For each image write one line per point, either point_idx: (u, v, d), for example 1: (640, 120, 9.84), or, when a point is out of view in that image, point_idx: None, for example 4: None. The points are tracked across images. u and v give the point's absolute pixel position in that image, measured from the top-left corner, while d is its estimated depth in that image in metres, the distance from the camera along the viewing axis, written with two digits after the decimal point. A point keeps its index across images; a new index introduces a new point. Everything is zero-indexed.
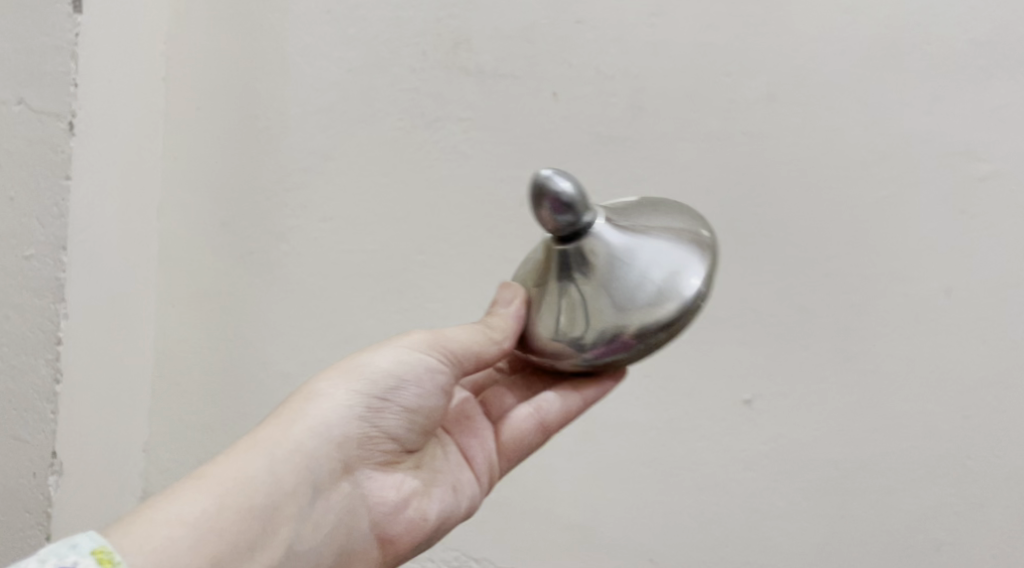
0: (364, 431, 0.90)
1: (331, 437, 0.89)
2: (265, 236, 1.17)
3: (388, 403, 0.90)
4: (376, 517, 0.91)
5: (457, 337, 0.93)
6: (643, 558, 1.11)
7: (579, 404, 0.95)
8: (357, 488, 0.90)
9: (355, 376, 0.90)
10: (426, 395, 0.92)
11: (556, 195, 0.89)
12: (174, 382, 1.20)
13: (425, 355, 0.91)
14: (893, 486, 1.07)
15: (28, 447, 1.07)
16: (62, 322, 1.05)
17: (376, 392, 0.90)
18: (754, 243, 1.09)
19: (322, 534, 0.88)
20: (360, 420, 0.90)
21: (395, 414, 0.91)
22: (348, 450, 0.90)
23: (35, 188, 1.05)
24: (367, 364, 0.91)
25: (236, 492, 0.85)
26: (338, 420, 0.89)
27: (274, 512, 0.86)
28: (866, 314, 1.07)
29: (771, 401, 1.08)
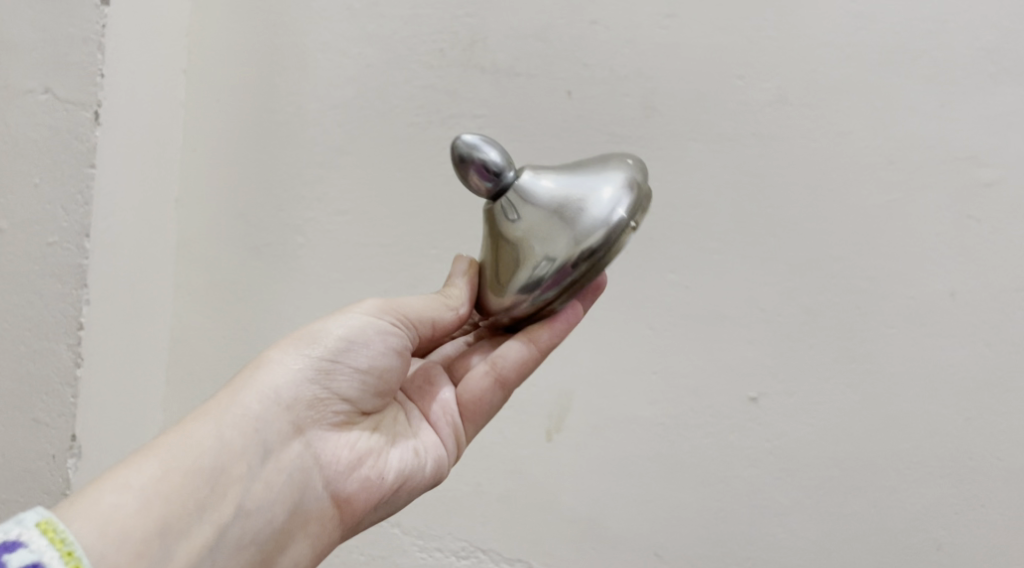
0: (315, 393, 0.91)
1: (281, 399, 0.90)
2: (281, 227, 1.19)
3: (337, 365, 0.92)
4: (329, 476, 0.91)
5: (411, 304, 0.95)
6: (648, 552, 1.12)
7: (535, 353, 0.95)
8: (311, 449, 0.91)
9: (304, 341, 0.92)
10: (377, 357, 0.93)
11: (483, 163, 0.90)
12: (190, 371, 1.20)
13: (377, 317, 0.93)
14: (895, 485, 1.08)
15: (48, 431, 1.08)
16: (85, 309, 1.06)
17: (326, 354, 0.92)
18: (763, 243, 1.10)
19: (274, 494, 0.88)
20: (309, 381, 0.91)
21: (346, 375, 0.92)
22: (299, 412, 0.91)
23: (60, 177, 1.06)
24: (316, 329, 0.93)
25: (185, 456, 0.86)
26: (288, 382, 0.90)
27: (226, 471, 0.87)
28: (871, 315, 1.09)
29: (777, 399, 1.10)
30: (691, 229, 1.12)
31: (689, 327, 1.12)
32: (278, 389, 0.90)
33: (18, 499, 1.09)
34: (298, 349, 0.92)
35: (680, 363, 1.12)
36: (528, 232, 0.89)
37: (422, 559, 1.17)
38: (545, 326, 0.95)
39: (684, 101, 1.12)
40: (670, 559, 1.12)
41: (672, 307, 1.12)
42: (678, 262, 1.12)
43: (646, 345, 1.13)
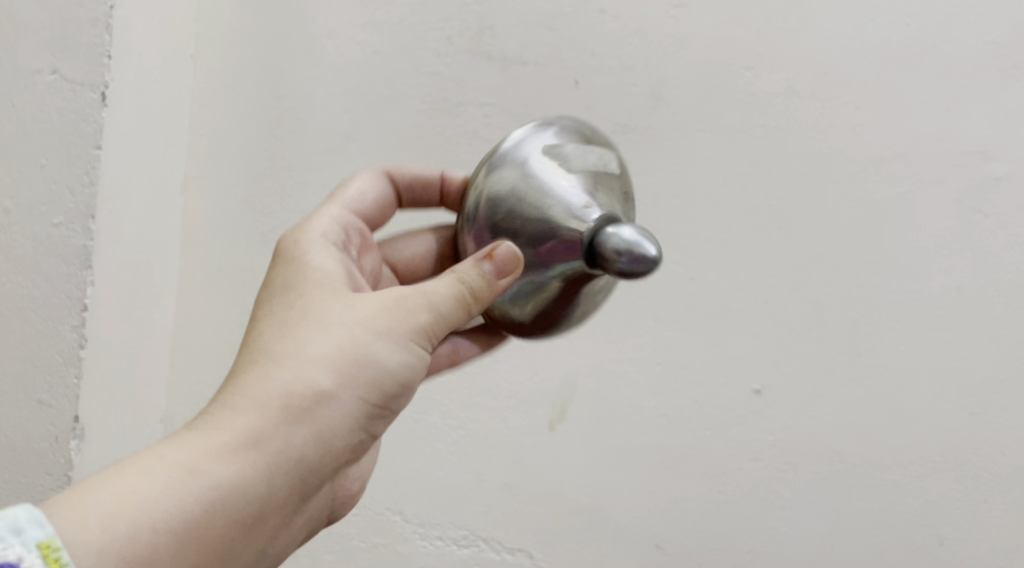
0: (358, 435, 0.84)
1: (329, 442, 0.82)
2: (287, 213, 1.19)
3: (385, 410, 0.85)
4: (332, 496, 0.87)
5: (443, 316, 0.84)
6: (649, 544, 1.12)
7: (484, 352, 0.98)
8: (330, 485, 0.86)
9: (360, 371, 0.82)
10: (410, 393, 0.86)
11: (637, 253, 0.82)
12: (195, 355, 1.19)
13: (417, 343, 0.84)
14: (898, 481, 1.08)
15: (51, 412, 1.06)
16: (90, 290, 1.06)
17: (382, 395, 0.84)
18: (769, 236, 1.10)
19: (296, 533, 0.84)
20: (360, 424, 0.83)
21: (386, 418, 0.86)
22: (340, 456, 0.84)
23: (66, 158, 1.06)
24: (372, 351, 0.82)
25: (228, 505, 0.78)
26: (344, 427, 0.82)
27: (266, 523, 0.80)
28: (877, 310, 1.08)
29: (780, 392, 1.10)
30: (697, 221, 1.11)
31: (693, 318, 1.11)
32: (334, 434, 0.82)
33: (20, 479, 1.07)
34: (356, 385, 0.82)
35: (684, 355, 1.12)
36: (585, 284, 0.87)
37: (423, 548, 1.17)
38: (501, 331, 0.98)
39: (692, 92, 1.11)
40: (673, 551, 1.12)
41: (676, 298, 1.12)
42: (684, 253, 1.12)
43: (649, 337, 1.13)
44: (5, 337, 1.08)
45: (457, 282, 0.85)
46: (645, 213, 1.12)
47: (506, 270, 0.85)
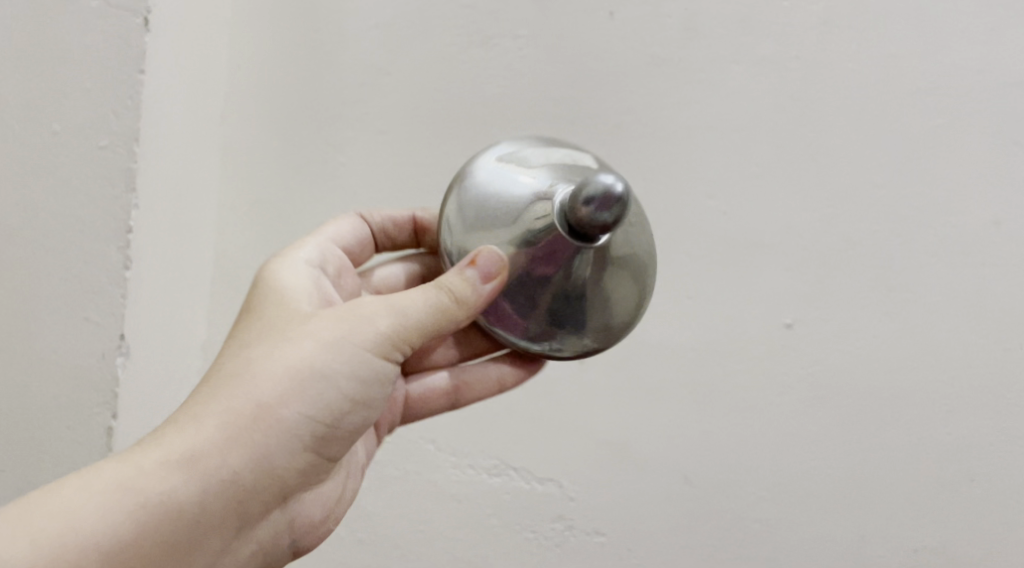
0: (306, 463, 0.91)
1: (270, 463, 0.89)
2: (323, 146, 1.20)
3: (336, 430, 0.91)
4: (295, 538, 0.94)
5: (422, 333, 0.90)
6: (677, 475, 1.14)
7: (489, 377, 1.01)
8: (286, 514, 0.92)
9: (317, 404, 0.89)
10: (374, 414, 0.93)
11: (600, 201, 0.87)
12: (233, 286, 1.21)
13: (394, 358, 0.91)
14: (930, 416, 1.09)
15: (95, 330, 1.08)
16: (133, 213, 1.07)
17: (332, 419, 0.90)
18: (803, 169, 1.10)
19: (241, 559, 0.90)
20: (310, 449, 0.90)
21: (342, 438, 0.92)
22: (287, 483, 0.90)
23: (110, 82, 1.07)
24: (336, 389, 0.89)
25: (167, 516, 0.85)
26: (289, 448, 0.89)
27: (212, 532, 0.87)
28: (912, 244, 1.08)
29: (812, 325, 1.11)
30: (731, 155, 1.11)
31: (725, 252, 1.12)
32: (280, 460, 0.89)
33: (66, 394, 1.08)
34: (314, 417, 0.89)
35: (716, 291, 1.12)
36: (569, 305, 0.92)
37: (454, 477, 1.19)
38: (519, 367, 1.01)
39: (729, 23, 1.11)
40: (702, 483, 1.13)
41: (710, 233, 1.12)
42: (717, 187, 1.12)
43: (679, 271, 1.13)
44: (48, 257, 1.08)
45: (436, 283, 0.90)
46: (679, 146, 1.12)
47: (491, 275, 0.90)
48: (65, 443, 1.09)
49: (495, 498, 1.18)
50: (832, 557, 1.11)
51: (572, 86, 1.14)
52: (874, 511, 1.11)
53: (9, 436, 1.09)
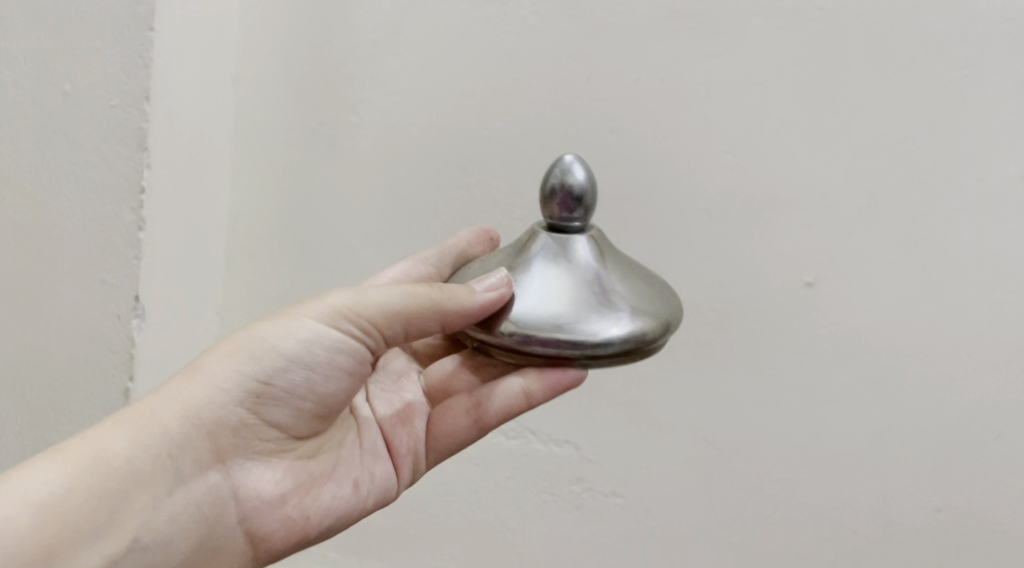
0: (242, 421, 0.92)
1: (202, 418, 0.90)
2: (334, 107, 1.18)
3: (270, 388, 0.91)
4: (243, 513, 0.93)
5: (390, 315, 0.90)
6: (696, 435, 1.13)
7: (516, 396, 0.96)
8: (230, 480, 0.92)
9: (246, 360, 0.91)
10: (318, 380, 0.92)
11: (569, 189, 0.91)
12: (250, 249, 1.22)
13: (351, 330, 0.91)
14: (954, 375, 1.08)
15: (111, 293, 1.07)
16: (146, 173, 1.05)
17: (264, 378, 0.91)
18: (826, 124, 1.08)
19: (178, 521, 0.89)
20: (242, 406, 0.91)
21: (280, 399, 0.92)
22: (222, 441, 0.91)
23: (120, 40, 1.05)
24: (266, 346, 0.91)
25: (95, 469, 0.86)
26: (219, 404, 0.90)
27: (140, 490, 0.87)
28: (936, 199, 1.06)
29: (835, 283, 1.09)
30: (752, 111, 1.09)
31: (744, 210, 1.10)
32: (210, 417, 0.90)
33: (85, 357, 1.09)
34: (241, 373, 0.91)
35: (735, 249, 1.11)
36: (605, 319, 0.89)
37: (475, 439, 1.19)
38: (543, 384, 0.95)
39: None
40: (721, 444, 1.13)
41: (729, 191, 1.10)
42: (737, 144, 1.10)
43: (699, 230, 1.12)
44: (72, 221, 1.08)
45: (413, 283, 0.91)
46: (698, 102, 1.10)
47: (495, 286, 0.90)
48: (86, 404, 1.09)
49: (510, 458, 1.18)
50: (849, 514, 1.12)
51: (588, 42, 1.12)
52: (896, 470, 1.10)
53: (34, 398, 1.11)
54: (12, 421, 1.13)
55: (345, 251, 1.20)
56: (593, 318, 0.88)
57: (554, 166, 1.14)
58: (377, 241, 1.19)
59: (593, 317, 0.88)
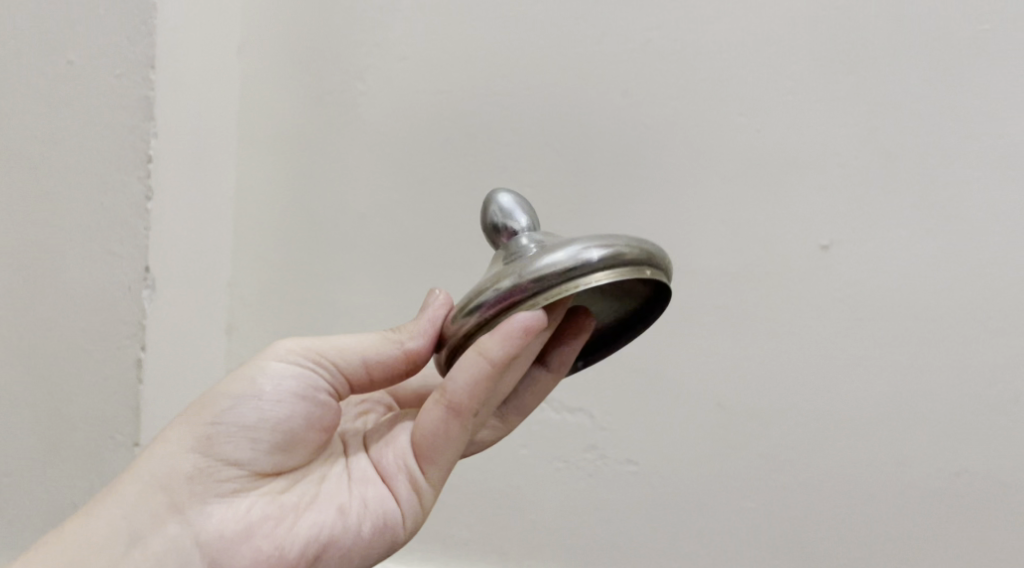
0: (198, 464, 0.89)
1: (155, 472, 0.89)
2: (341, 75, 1.16)
3: (219, 426, 0.90)
4: (213, 558, 0.88)
5: (345, 352, 0.92)
6: (711, 403, 1.11)
7: (476, 366, 0.87)
8: (194, 527, 0.89)
9: (193, 410, 0.91)
10: (267, 407, 0.90)
11: (513, 231, 0.90)
12: (260, 221, 1.18)
13: (302, 363, 0.92)
14: (973, 337, 1.07)
15: (119, 263, 1.06)
16: (153, 141, 1.04)
17: (211, 418, 0.90)
18: (841, 83, 1.07)
19: None
20: (194, 452, 0.90)
21: (231, 434, 0.90)
22: (180, 489, 0.89)
23: (125, 6, 1.05)
24: (211, 394, 0.91)
25: (51, 547, 0.87)
26: (170, 456, 0.89)
27: (94, 555, 0.86)
28: (953, 159, 1.06)
29: (850, 245, 1.08)
30: (765, 70, 1.09)
31: (757, 172, 1.09)
32: (164, 470, 0.89)
33: (93, 330, 1.07)
34: (190, 424, 0.90)
35: (748, 211, 1.10)
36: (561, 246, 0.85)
37: None
38: (496, 338, 0.86)
39: None
40: (736, 410, 1.11)
41: (742, 152, 1.09)
42: (750, 105, 1.09)
43: (712, 194, 1.10)
44: (76, 191, 1.06)
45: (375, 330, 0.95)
46: (710, 62, 1.09)
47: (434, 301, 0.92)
48: (95, 378, 1.07)
49: (524, 430, 1.16)
50: (870, 483, 1.09)
51: (599, 4, 1.11)
52: (913, 434, 1.09)
53: (42, 372, 1.08)
54: (19, 393, 1.09)
55: (353, 221, 1.16)
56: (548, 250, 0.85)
57: (565, 132, 1.12)
58: (387, 211, 1.15)
59: (549, 250, 0.85)
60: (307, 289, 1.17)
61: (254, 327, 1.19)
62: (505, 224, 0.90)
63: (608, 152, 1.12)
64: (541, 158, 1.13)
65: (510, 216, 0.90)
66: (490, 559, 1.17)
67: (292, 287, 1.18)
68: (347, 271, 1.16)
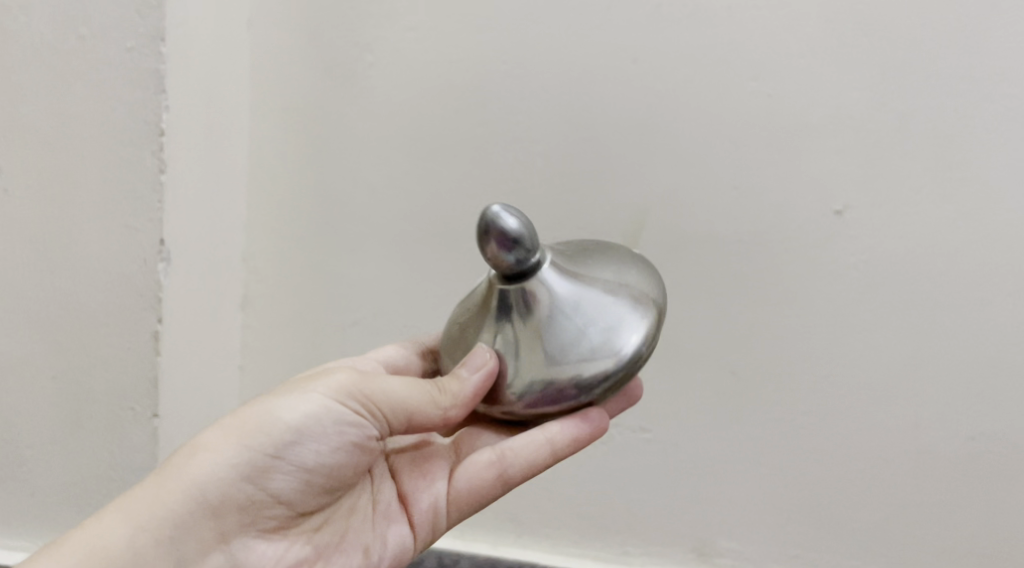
0: (249, 496, 0.90)
1: (204, 495, 0.89)
2: (350, 47, 1.15)
3: (277, 462, 0.90)
4: None
5: (394, 404, 0.92)
6: (724, 370, 1.12)
7: (543, 452, 0.94)
8: (234, 558, 0.91)
9: (251, 434, 0.90)
10: (325, 453, 0.92)
11: (503, 235, 0.90)
12: (271, 195, 1.18)
13: (356, 411, 0.91)
14: (988, 300, 1.07)
15: (134, 237, 1.06)
16: (165, 115, 1.05)
17: (272, 452, 0.90)
18: (854, 46, 1.07)
19: None
20: (248, 481, 0.90)
21: (287, 471, 0.91)
22: (227, 519, 0.90)
23: None
24: (271, 420, 0.91)
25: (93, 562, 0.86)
26: (223, 478, 0.89)
27: None
28: (967, 121, 1.06)
29: (864, 211, 1.08)
30: (777, 34, 1.08)
31: (769, 138, 1.09)
32: (213, 494, 0.89)
33: (109, 303, 1.07)
34: (248, 448, 0.90)
35: (761, 178, 1.09)
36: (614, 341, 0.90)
37: None
38: (568, 429, 0.94)
39: None
40: (750, 377, 1.11)
41: (754, 118, 1.09)
42: (762, 70, 1.08)
43: (724, 160, 1.10)
44: (88, 165, 1.06)
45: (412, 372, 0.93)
46: (722, 27, 1.09)
47: (478, 364, 0.92)
48: (112, 351, 1.08)
49: None
50: (884, 448, 1.10)
51: None
52: (927, 400, 1.09)
53: (58, 347, 1.09)
54: (38, 366, 1.09)
55: (364, 194, 1.16)
56: (607, 349, 0.90)
57: (575, 100, 1.12)
58: (398, 184, 1.15)
59: (608, 353, 0.89)
60: (321, 262, 1.18)
61: (268, 301, 1.19)
62: (496, 227, 0.90)
63: (619, 120, 1.11)
64: (552, 127, 1.12)
65: (495, 217, 0.91)
66: (507, 527, 1.17)
67: (304, 261, 1.18)
68: (361, 244, 1.17)
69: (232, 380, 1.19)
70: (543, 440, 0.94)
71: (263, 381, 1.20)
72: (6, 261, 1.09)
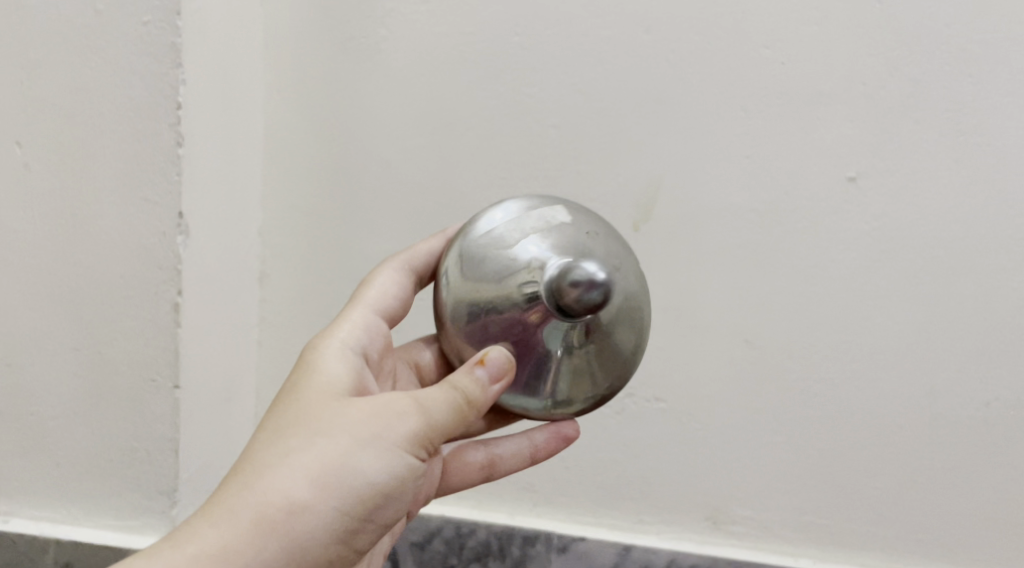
0: (336, 555, 0.87)
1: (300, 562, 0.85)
2: (363, 20, 1.15)
3: (366, 523, 0.88)
4: None
5: (445, 434, 0.89)
6: (740, 339, 1.12)
7: (527, 460, 1.00)
8: None
9: (345, 497, 0.86)
10: (402, 503, 0.89)
11: (591, 289, 0.88)
12: (286, 169, 1.18)
13: (420, 452, 0.88)
14: (1002, 265, 1.08)
15: (153, 210, 1.07)
16: (182, 89, 1.06)
17: (364, 514, 0.87)
18: (868, 12, 1.07)
19: None
20: (338, 543, 0.87)
21: (370, 528, 0.88)
22: None
23: None
24: (360, 481, 0.86)
25: None
26: (316, 542, 0.86)
27: None
28: (981, 86, 1.06)
29: (878, 177, 1.08)
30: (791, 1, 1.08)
31: (783, 105, 1.09)
32: (306, 558, 0.86)
33: (129, 275, 1.09)
34: (343, 513, 0.86)
35: (774, 146, 1.09)
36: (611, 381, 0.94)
37: None
38: (550, 438, 1.00)
39: None
40: (765, 346, 1.12)
41: (768, 86, 1.09)
42: (775, 37, 1.08)
43: (738, 129, 1.10)
44: (106, 139, 1.07)
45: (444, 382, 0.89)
46: None
47: (498, 374, 0.90)
48: (133, 323, 1.09)
49: None
50: (899, 414, 1.11)
51: None
52: (942, 365, 1.09)
53: (79, 320, 1.10)
54: (59, 339, 1.11)
55: (378, 166, 1.16)
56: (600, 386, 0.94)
57: (589, 70, 1.12)
58: (412, 156, 1.16)
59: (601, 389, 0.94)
60: (335, 235, 1.18)
61: (284, 275, 1.20)
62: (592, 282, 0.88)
63: (633, 90, 1.11)
64: (565, 98, 1.12)
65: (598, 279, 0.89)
66: (523, 499, 1.17)
67: (320, 234, 1.18)
68: (375, 216, 1.17)
69: (250, 354, 1.20)
70: (529, 451, 1.00)
71: (281, 355, 1.21)
72: (25, 237, 1.10)
